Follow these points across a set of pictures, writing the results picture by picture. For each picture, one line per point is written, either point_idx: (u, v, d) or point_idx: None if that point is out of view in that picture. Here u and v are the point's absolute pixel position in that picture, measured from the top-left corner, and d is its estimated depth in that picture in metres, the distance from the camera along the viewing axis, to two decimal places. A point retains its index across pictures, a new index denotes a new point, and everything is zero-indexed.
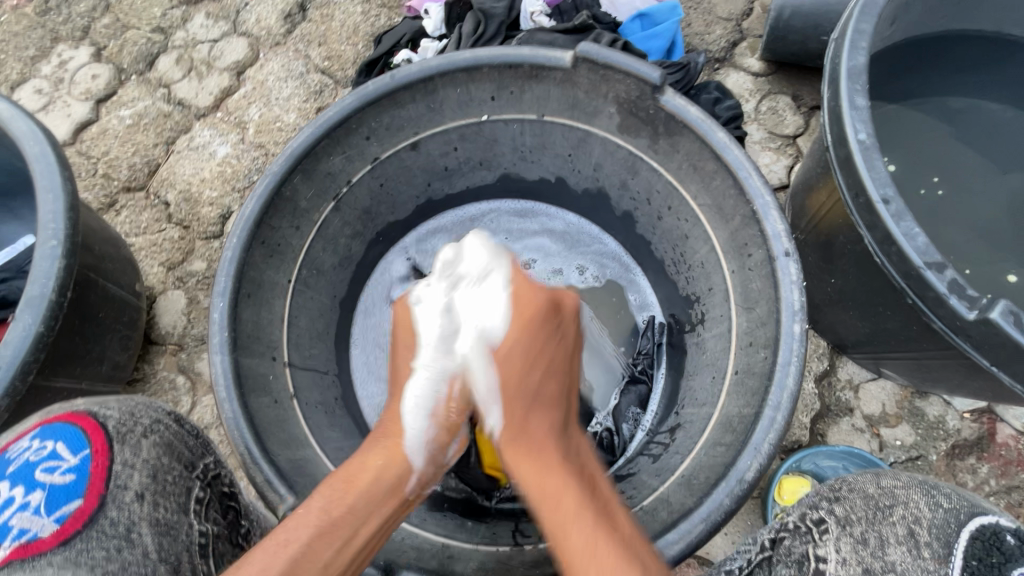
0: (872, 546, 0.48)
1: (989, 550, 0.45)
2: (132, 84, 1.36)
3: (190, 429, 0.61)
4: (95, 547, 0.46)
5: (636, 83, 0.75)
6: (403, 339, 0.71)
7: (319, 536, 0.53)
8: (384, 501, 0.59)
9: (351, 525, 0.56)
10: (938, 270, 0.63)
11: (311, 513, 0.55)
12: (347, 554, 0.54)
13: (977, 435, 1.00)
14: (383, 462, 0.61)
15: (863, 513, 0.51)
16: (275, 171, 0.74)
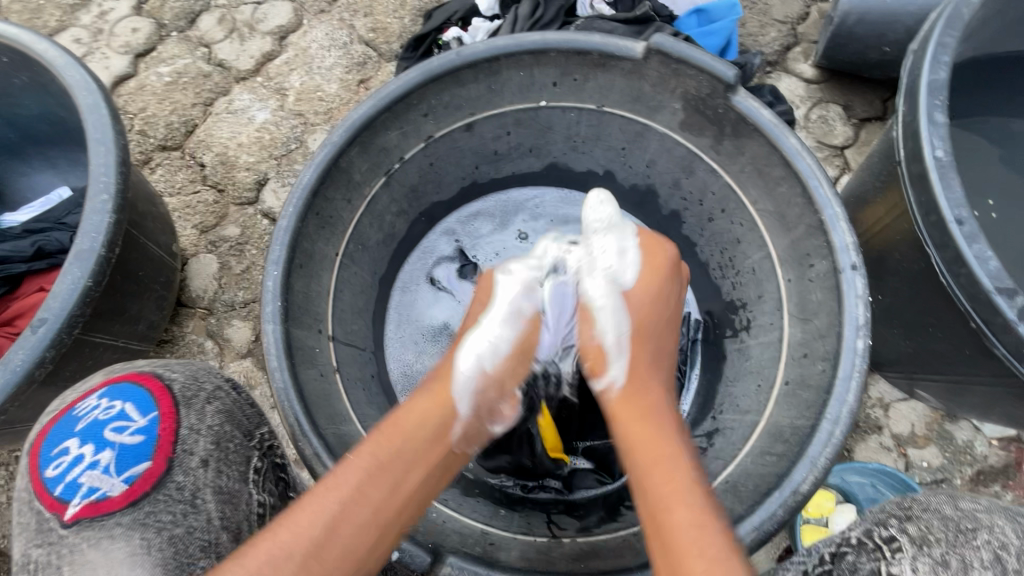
0: (956, 569, 0.48)
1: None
2: (172, 42, 1.33)
3: (246, 398, 0.66)
4: (162, 510, 0.53)
5: (708, 80, 0.74)
6: (478, 303, 0.74)
7: (368, 481, 0.54)
8: (430, 448, 0.59)
9: (400, 471, 0.56)
10: (1009, 296, 0.62)
11: (359, 460, 0.56)
12: (393, 504, 0.55)
13: (1004, 463, 1.00)
14: (427, 408, 0.61)
15: (942, 534, 0.51)
16: (334, 142, 0.73)
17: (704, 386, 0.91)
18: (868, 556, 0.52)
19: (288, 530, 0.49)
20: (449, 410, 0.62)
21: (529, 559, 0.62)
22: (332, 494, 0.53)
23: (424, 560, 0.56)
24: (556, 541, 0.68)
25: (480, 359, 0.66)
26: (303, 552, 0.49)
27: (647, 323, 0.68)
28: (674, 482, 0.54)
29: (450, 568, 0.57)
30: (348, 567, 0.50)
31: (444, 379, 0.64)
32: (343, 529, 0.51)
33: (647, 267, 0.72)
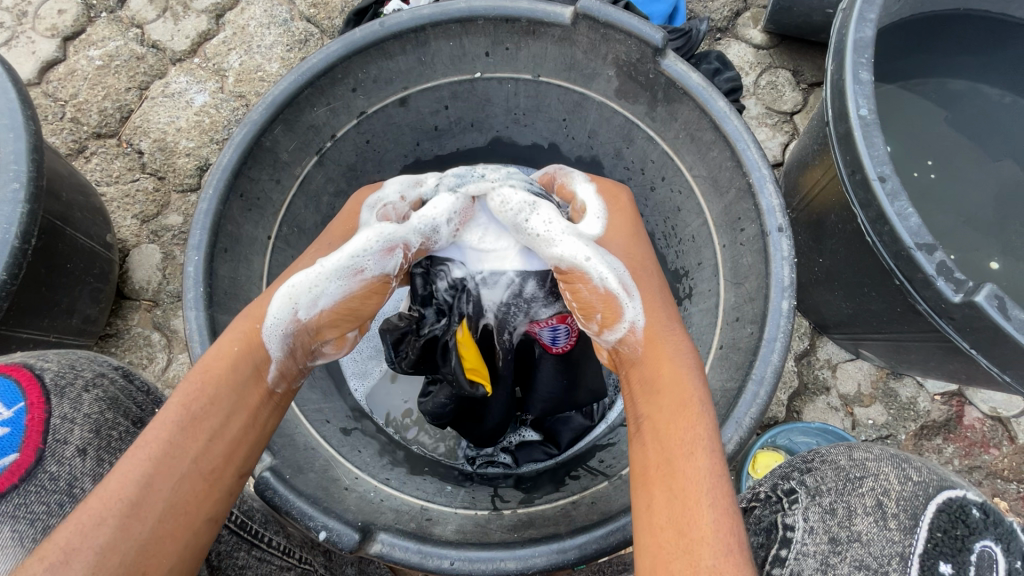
0: (841, 515, 0.52)
1: (954, 523, 0.49)
2: (102, 23, 1.27)
3: (140, 385, 0.67)
4: (34, 501, 0.53)
5: (637, 45, 0.72)
6: (336, 234, 0.64)
7: (173, 439, 0.47)
8: (250, 390, 0.53)
9: (212, 420, 0.50)
10: (928, 252, 0.62)
11: (168, 412, 0.49)
12: (215, 451, 0.49)
13: (946, 417, 1.03)
14: (240, 350, 0.53)
15: (833, 483, 0.54)
16: (254, 120, 0.70)
17: None
18: (769, 508, 0.55)
19: (98, 499, 0.44)
20: (259, 352, 0.54)
21: (463, 532, 0.63)
22: (141, 454, 0.46)
23: (352, 538, 0.56)
24: (496, 513, 0.68)
25: (291, 305, 0.54)
26: (118, 517, 0.44)
27: (642, 256, 0.61)
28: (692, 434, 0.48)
29: (380, 544, 0.56)
30: (175, 523, 0.45)
31: (258, 314, 0.55)
32: (153, 491, 0.45)
33: (612, 206, 0.66)
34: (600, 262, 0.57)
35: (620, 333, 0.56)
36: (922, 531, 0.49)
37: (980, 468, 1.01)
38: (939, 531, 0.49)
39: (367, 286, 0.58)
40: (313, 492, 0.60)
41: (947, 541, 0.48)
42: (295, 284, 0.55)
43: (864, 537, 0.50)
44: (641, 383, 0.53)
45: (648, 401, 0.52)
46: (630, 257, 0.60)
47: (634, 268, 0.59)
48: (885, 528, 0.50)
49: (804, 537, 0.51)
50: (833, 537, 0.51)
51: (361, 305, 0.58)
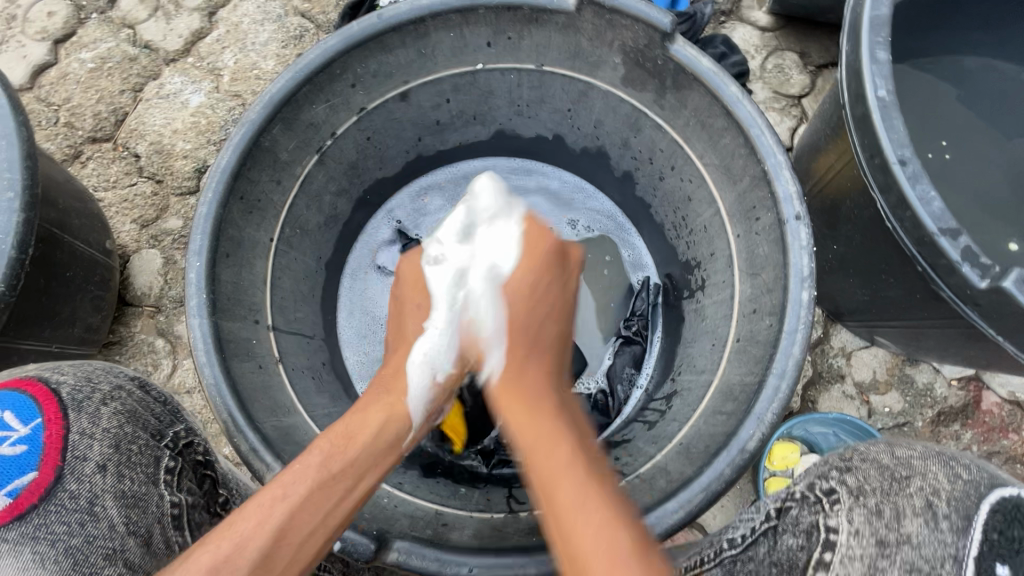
0: (887, 517, 0.50)
1: (1012, 524, 0.46)
2: (93, 24, 1.24)
3: (158, 396, 0.65)
4: (55, 521, 0.52)
5: (644, 30, 0.70)
6: (414, 299, 0.70)
7: (316, 493, 0.52)
8: (382, 458, 0.58)
9: (346, 482, 0.54)
10: (953, 237, 0.60)
11: (311, 459, 0.54)
12: (342, 510, 0.53)
13: (964, 402, 1.01)
14: (383, 418, 0.60)
15: (878, 483, 0.53)
16: (252, 120, 0.68)
17: (667, 343, 0.89)
18: (808, 509, 0.55)
19: (243, 525, 0.50)
20: (398, 412, 0.61)
21: (480, 537, 0.61)
22: (281, 500, 0.51)
23: (367, 547, 0.55)
24: (512, 516, 0.67)
25: (431, 370, 0.66)
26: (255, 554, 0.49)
27: (518, 311, 0.66)
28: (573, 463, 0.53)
29: (397, 552, 0.55)
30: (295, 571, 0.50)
31: (396, 387, 0.64)
32: (291, 539, 0.50)
33: (525, 259, 0.68)
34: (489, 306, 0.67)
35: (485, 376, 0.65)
36: (976, 533, 0.47)
37: (999, 453, 0.99)
38: (994, 533, 0.46)
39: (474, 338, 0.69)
40: None
41: (1005, 544, 0.46)
42: (421, 354, 0.66)
43: (914, 540, 0.48)
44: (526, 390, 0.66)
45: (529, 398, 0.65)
46: (509, 312, 0.66)
47: (519, 316, 0.66)
48: (937, 530, 0.48)
49: (849, 540, 0.50)
50: (880, 540, 0.49)
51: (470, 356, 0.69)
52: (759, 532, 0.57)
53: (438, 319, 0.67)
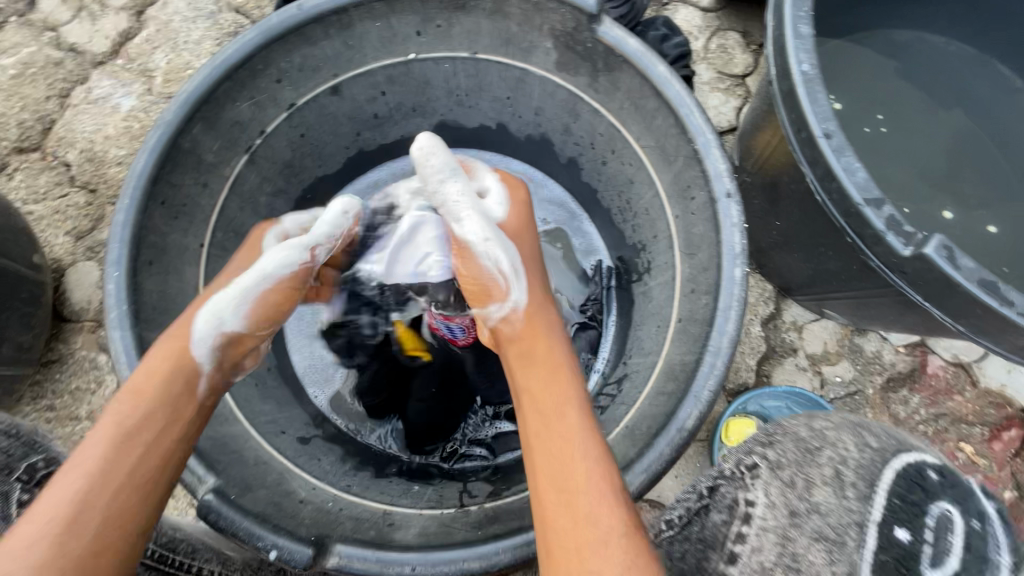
0: (800, 488, 0.50)
1: (912, 488, 0.47)
2: (12, 28, 1.18)
3: (12, 428, 0.59)
4: None
5: (571, 13, 0.69)
6: (242, 255, 0.69)
7: (110, 453, 0.51)
8: (179, 404, 0.57)
9: (146, 434, 0.54)
10: (877, 206, 0.61)
11: (100, 429, 0.53)
12: (148, 461, 0.53)
13: (911, 367, 1.04)
14: (172, 367, 0.58)
15: (793, 456, 0.53)
16: (168, 120, 0.65)
17: (622, 325, 0.89)
18: (733, 486, 0.55)
19: (43, 507, 0.48)
20: (185, 367, 0.58)
21: (427, 534, 0.61)
22: (80, 471, 0.50)
23: (304, 554, 0.54)
24: (462, 511, 0.66)
25: (217, 319, 0.61)
26: (65, 524, 0.48)
27: (526, 252, 0.68)
28: (599, 474, 0.51)
29: (338, 557, 0.54)
30: (114, 533, 0.49)
31: (187, 335, 0.60)
32: (95, 504, 0.49)
33: (514, 205, 0.71)
34: (495, 244, 0.65)
35: (506, 310, 0.64)
36: (879, 498, 0.47)
37: (946, 415, 1.02)
38: (898, 499, 0.47)
39: (284, 289, 0.66)
40: (261, 510, 0.58)
41: (904, 509, 0.47)
42: (214, 304, 0.62)
43: (823, 509, 0.49)
44: (521, 365, 0.61)
45: (526, 370, 0.60)
46: (523, 254, 0.68)
47: (529, 257, 0.68)
48: (844, 498, 0.49)
49: (764, 512, 0.51)
50: (792, 510, 0.50)
51: (277, 308, 0.66)
52: (693, 512, 0.57)
53: (244, 276, 0.65)
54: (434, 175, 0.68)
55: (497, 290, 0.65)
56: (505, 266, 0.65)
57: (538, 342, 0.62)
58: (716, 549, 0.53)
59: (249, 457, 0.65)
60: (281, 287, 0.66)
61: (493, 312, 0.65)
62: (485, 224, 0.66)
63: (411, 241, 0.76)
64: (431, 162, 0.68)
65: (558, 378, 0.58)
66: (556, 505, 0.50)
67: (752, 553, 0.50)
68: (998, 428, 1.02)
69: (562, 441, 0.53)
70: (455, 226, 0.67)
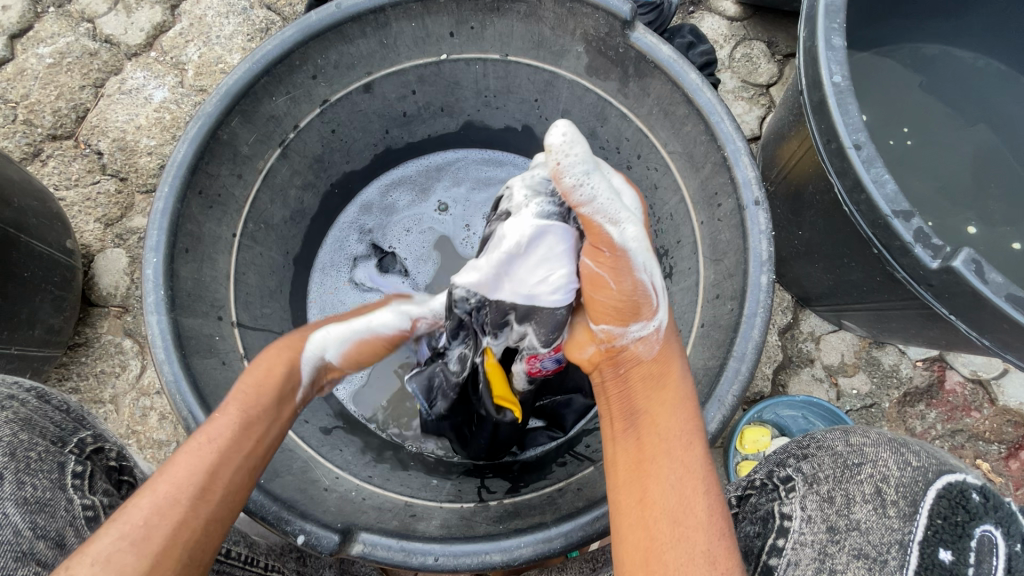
0: (839, 504, 0.50)
1: (955, 509, 0.46)
2: (50, 18, 1.21)
3: (60, 404, 0.59)
4: None
5: (605, 18, 0.70)
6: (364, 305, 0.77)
7: (237, 436, 0.53)
8: (281, 400, 0.59)
9: (263, 424, 0.56)
10: (906, 219, 0.62)
11: (228, 413, 0.55)
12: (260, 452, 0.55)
13: (928, 382, 1.04)
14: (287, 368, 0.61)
15: (831, 471, 0.52)
16: (208, 112, 0.67)
17: None
18: (767, 497, 0.55)
19: (166, 482, 0.48)
20: (295, 373, 0.62)
21: (447, 527, 0.62)
22: (206, 448, 0.51)
23: (331, 540, 0.56)
24: (482, 506, 0.67)
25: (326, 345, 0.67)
26: (190, 499, 0.48)
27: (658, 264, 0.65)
28: (714, 514, 0.48)
29: (362, 544, 0.56)
30: (224, 516, 0.50)
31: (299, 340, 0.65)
32: (219, 484, 0.50)
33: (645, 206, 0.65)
34: (648, 253, 0.58)
35: (648, 330, 0.60)
36: (921, 518, 0.46)
37: (962, 431, 1.02)
38: (939, 518, 0.46)
39: (375, 345, 0.71)
40: (289, 496, 0.59)
41: (947, 529, 0.45)
42: (336, 330, 0.68)
43: (863, 526, 0.48)
44: (646, 389, 0.58)
45: (647, 396, 0.57)
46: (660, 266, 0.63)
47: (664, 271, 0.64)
48: (885, 516, 0.48)
49: (801, 527, 0.50)
50: (831, 526, 0.49)
51: (366, 354, 0.70)
52: None
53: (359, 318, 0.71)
54: (576, 170, 0.54)
55: (647, 307, 0.59)
56: (659, 282, 0.59)
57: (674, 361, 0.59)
58: (752, 560, 0.52)
59: (275, 443, 0.66)
60: (377, 340, 0.71)
61: (634, 331, 0.60)
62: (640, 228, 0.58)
63: (528, 255, 0.62)
64: (571, 154, 0.54)
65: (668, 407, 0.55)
66: (663, 534, 0.47)
67: (789, 568, 0.49)
68: (1015, 447, 1.01)
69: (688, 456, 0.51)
70: (610, 228, 0.56)
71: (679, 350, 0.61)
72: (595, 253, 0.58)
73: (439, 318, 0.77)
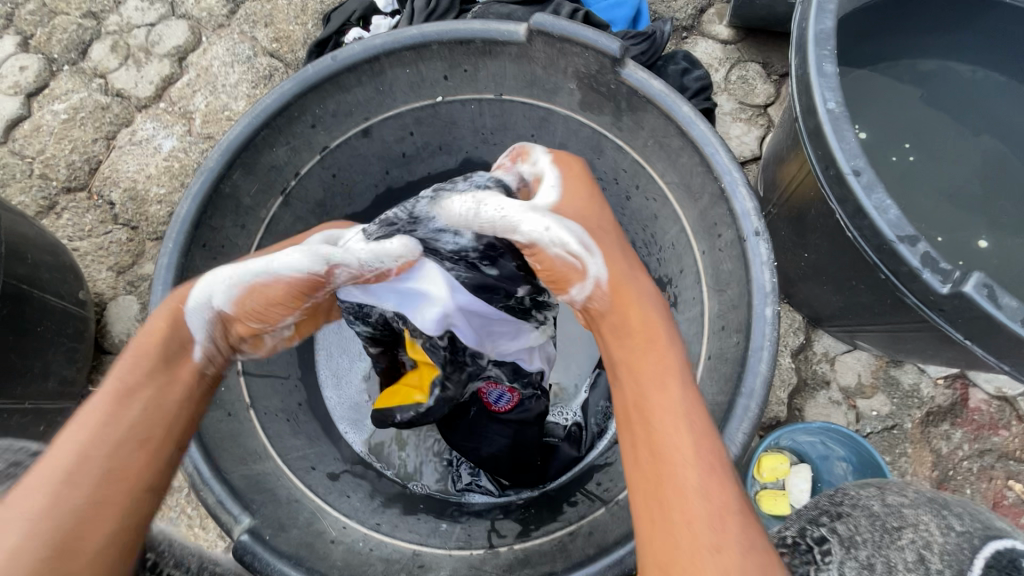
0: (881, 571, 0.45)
1: None
2: (65, 76, 1.26)
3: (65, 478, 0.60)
4: None
5: (594, 57, 0.71)
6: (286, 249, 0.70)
7: (117, 404, 0.51)
8: (172, 366, 0.57)
9: (151, 387, 0.54)
10: (911, 244, 0.60)
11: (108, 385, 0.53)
12: (158, 417, 0.53)
13: (951, 401, 1.01)
14: (166, 326, 0.58)
15: (869, 535, 0.49)
16: (210, 168, 0.69)
17: None
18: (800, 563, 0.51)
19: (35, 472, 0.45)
20: (179, 333, 0.59)
21: None
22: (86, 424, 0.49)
23: None
24: (491, 551, 0.68)
25: (209, 294, 0.60)
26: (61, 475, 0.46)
27: (594, 209, 0.64)
28: (702, 452, 0.48)
29: None
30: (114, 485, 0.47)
31: (181, 298, 0.61)
32: (96, 455, 0.48)
33: (567, 184, 0.66)
34: (560, 231, 0.59)
35: (588, 288, 0.59)
36: None
37: (991, 450, 0.99)
38: None
39: (275, 292, 0.61)
40: (294, 552, 0.60)
41: None
42: (220, 278, 0.61)
43: None
44: (617, 340, 0.58)
45: (621, 345, 0.57)
46: (589, 219, 0.62)
47: (600, 217, 0.63)
48: None
49: None
50: None
51: (271, 310, 0.62)
52: None
53: (252, 261, 0.62)
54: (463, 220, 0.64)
55: (574, 272, 0.59)
56: (574, 246, 0.58)
57: (633, 300, 0.58)
58: None
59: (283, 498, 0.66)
60: (282, 287, 0.61)
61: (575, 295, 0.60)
62: (538, 219, 0.60)
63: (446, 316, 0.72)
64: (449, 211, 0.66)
65: (647, 358, 0.55)
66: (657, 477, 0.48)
67: None
68: None
69: (647, 393, 0.52)
70: (515, 235, 0.61)
71: (644, 291, 0.59)
72: (527, 254, 0.64)
73: (368, 267, 0.63)
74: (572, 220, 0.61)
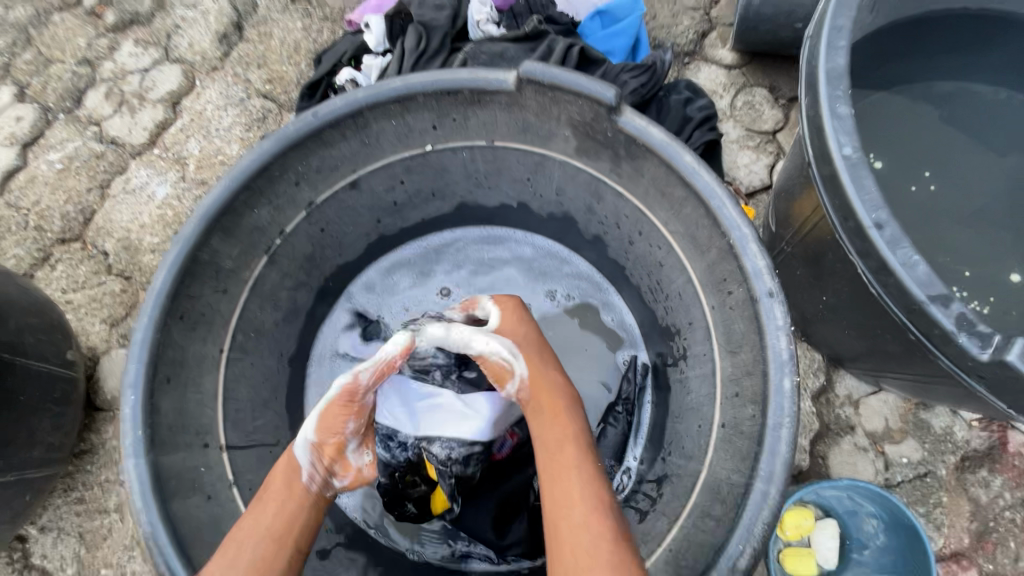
0: None
1: None
2: (60, 124, 1.25)
3: None
4: None
5: (589, 104, 0.67)
6: None
7: (244, 537, 0.63)
8: (289, 491, 0.67)
9: (271, 512, 0.65)
10: (943, 304, 0.55)
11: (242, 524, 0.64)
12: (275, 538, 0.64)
13: (989, 445, 0.93)
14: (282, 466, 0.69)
15: None
16: (187, 235, 0.66)
17: (658, 415, 0.82)
18: None
19: None
20: (290, 465, 0.69)
21: None
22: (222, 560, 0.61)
23: None
24: None
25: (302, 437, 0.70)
26: None
27: (526, 329, 0.76)
28: (595, 540, 0.58)
29: None
30: None
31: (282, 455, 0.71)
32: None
33: (506, 306, 0.78)
34: (494, 345, 0.72)
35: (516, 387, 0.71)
36: None
37: None
38: None
39: (336, 408, 0.71)
40: None
41: None
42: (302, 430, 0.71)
43: None
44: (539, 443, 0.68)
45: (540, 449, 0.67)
46: (520, 339, 0.74)
47: (530, 335, 0.75)
48: None
49: None
50: None
51: (337, 422, 0.71)
52: None
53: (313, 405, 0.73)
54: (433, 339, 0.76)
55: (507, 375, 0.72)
56: (505, 355, 0.71)
57: (548, 405, 0.69)
58: None
59: None
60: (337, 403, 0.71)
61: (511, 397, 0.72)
62: (484, 336, 0.73)
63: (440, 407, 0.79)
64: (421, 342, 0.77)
65: (556, 461, 0.64)
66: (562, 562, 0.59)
67: None
68: None
69: (553, 492, 0.62)
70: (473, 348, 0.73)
71: (557, 395, 0.70)
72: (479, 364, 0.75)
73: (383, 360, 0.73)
74: (505, 337, 0.74)
